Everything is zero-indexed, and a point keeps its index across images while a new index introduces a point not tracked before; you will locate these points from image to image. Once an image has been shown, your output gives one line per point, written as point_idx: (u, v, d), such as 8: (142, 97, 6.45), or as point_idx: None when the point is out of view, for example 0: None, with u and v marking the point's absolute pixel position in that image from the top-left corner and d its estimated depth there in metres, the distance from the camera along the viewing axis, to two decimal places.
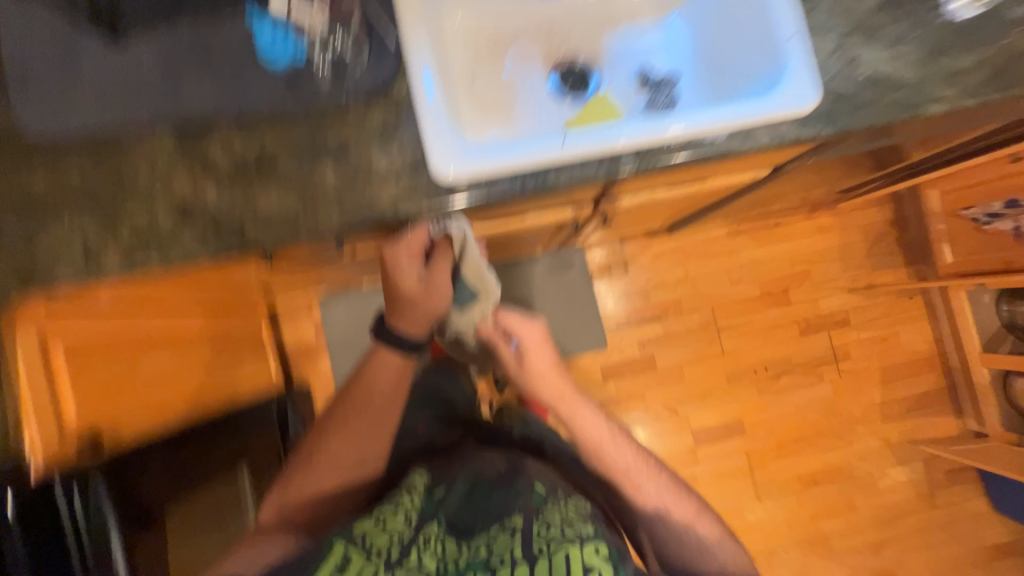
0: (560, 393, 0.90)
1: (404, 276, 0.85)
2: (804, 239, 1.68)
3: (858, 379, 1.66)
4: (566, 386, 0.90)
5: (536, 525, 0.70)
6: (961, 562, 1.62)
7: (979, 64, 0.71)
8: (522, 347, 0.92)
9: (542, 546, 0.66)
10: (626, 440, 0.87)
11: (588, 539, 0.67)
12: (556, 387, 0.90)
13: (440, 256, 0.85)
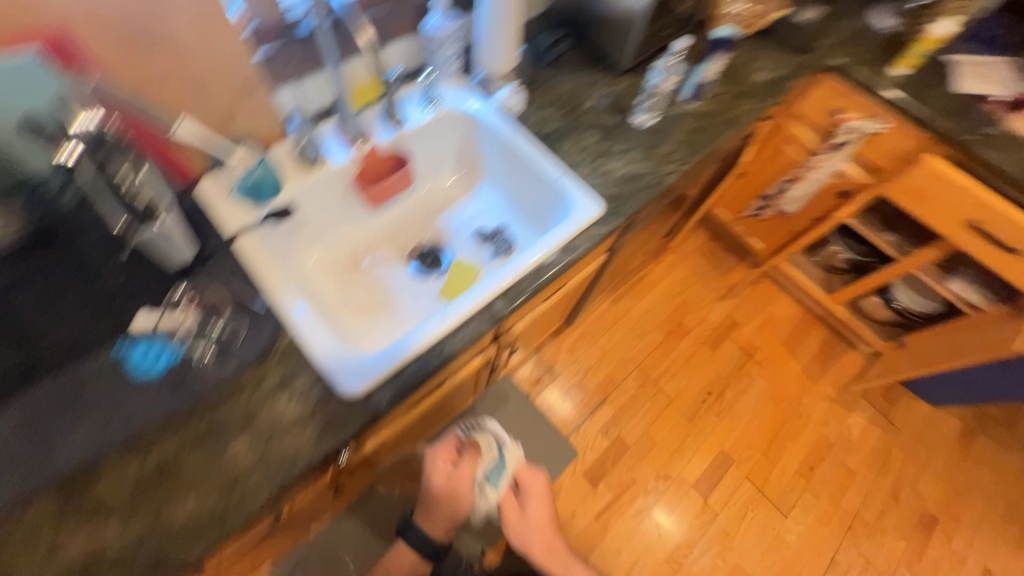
0: (556, 550, 1.04)
1: (435, 473, 1.00)
2: (667, 278, 2.01)
3: (775, 361, 1.90)
4: (560, 543, 1.05)
5: None
6: (953, 465, 1.77)
7: (677, 145, 1.05)
8: (527, 493, 1.06)
9: None
10: None
11: None
12: (551, 543, 1.04)
13: (461, 451, 1.03)
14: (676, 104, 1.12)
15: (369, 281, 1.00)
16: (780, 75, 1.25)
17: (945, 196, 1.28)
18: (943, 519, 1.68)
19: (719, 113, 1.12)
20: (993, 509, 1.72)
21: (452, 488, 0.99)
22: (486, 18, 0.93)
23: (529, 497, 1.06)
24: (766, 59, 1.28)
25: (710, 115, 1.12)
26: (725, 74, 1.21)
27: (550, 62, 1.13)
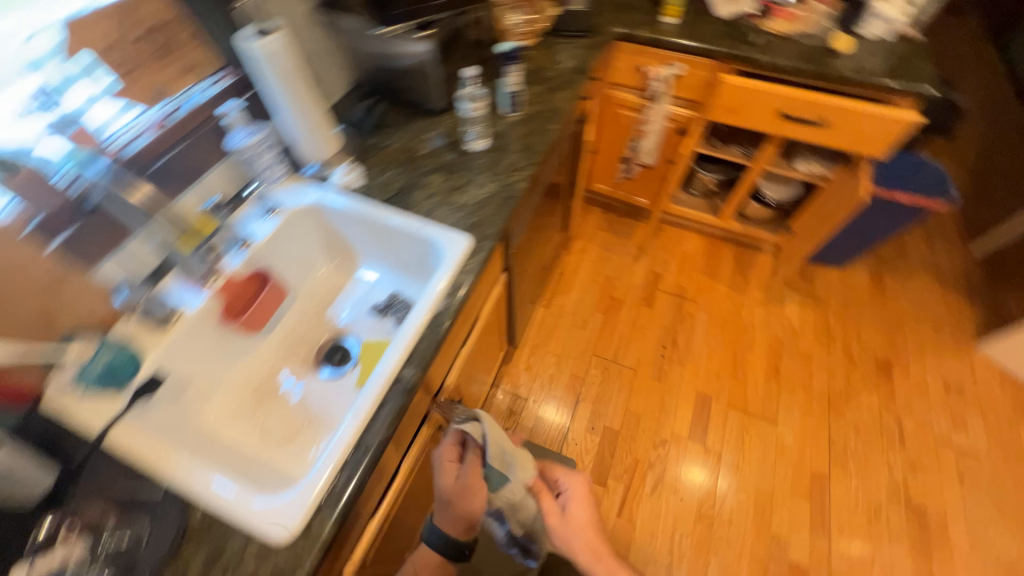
0: (597, 548, 1.01)
1: (444, 478, 0.89)
2: (582, 265, 2.11)
3: (704, 291, 2.03)
4: (602, 544, 1.02)
5: None
6: (877, 311, 1.98)
7: (516, 155, 1.13)
8: (567, 497, 1.06)
9: None
10: None
11: None
12: (592, 539, 1.02)
13: (470, 453, 0.90)
14: (502, 119, 1.20)
15: (286, 404, 0.95)
16: (580, 59, 1.39)
17: (753, 103, 1.46)
18: (893, 359, 1.85)
19: (541, 112, 1.22)
20: (924, 331, 1.93)
21: (465, 491, 0.88)
22: (288, 118, 0.97)
23: (569, 501, 1.06)
24: (563, 51, 1.41)
25: (534, 117, 1.21)
26: (534, 77, 1.33)
27: (375, 128, 1.18)
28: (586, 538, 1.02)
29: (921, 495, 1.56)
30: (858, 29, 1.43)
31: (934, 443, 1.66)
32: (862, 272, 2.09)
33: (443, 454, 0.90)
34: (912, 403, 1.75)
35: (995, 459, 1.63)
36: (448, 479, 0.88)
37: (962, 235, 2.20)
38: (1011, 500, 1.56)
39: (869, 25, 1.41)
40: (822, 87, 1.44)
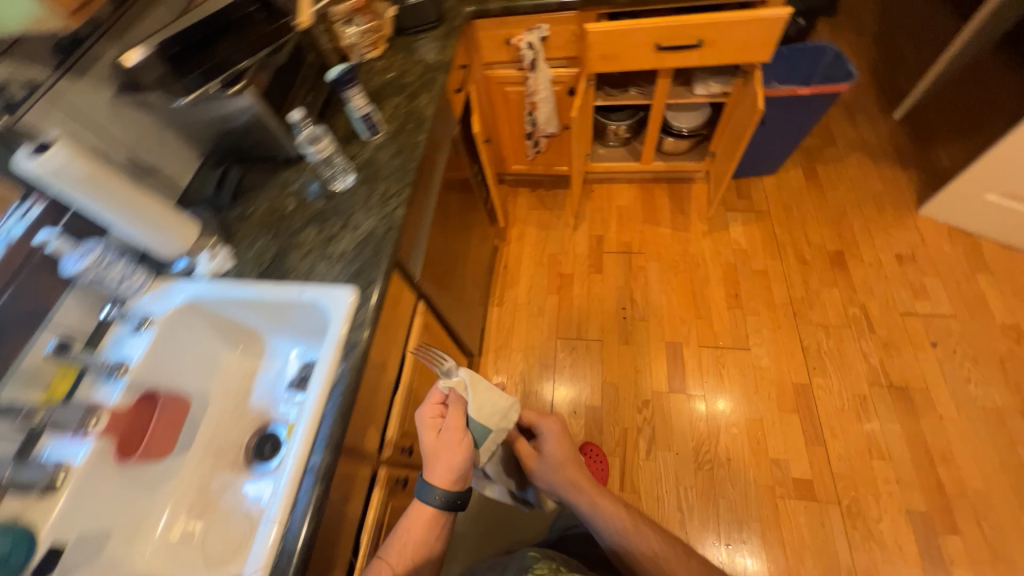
0: (575, 484, 1.01)
1: (428, 434, 0.88)
2: (524, 252, 2.06)
3: (649, 239, 1.99)
4: (583, 478, 1.02)
5: None
6: (819, 205, 1.96)
7: (388, 180, 1.05)
8: (544, 438, 1.06)
9: None
10: (646, 525, 0.98)
11: None
12: (570, 477, 1.02)
13: (453, 409, 0.89)
14: (366, 145, 1.12)
15: (225, 515, 0.89)
16: (436, 54, 1.30)
17: (627, 46, 1.38)
18: (844, 249, 1.84)
19: (406, 126, 1.14)
20: (867, 212, 1.91)
21: (449, 444, 0.87)
22: (113, 220, 0.86)
23: (546, 441, 1.06)
24: (417, 50, 1.32)
25: (400, 133, 1.13)
26: (392, 88, 1.24)
27: (237, 196, 1.09)
28: (564, 480, 1.02)
29: (901, 374, 1.56)
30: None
31: (902, 318, 1.66)
32: (796, 172, 2.06)
33: (425, 410, 0.89)
34: (873, 286, 1.74)
35: (963, 315, 1.63)
36: (432, 435, 0.87)
37: (882, 105, 2.17)
38: (987, 351, 1.56)
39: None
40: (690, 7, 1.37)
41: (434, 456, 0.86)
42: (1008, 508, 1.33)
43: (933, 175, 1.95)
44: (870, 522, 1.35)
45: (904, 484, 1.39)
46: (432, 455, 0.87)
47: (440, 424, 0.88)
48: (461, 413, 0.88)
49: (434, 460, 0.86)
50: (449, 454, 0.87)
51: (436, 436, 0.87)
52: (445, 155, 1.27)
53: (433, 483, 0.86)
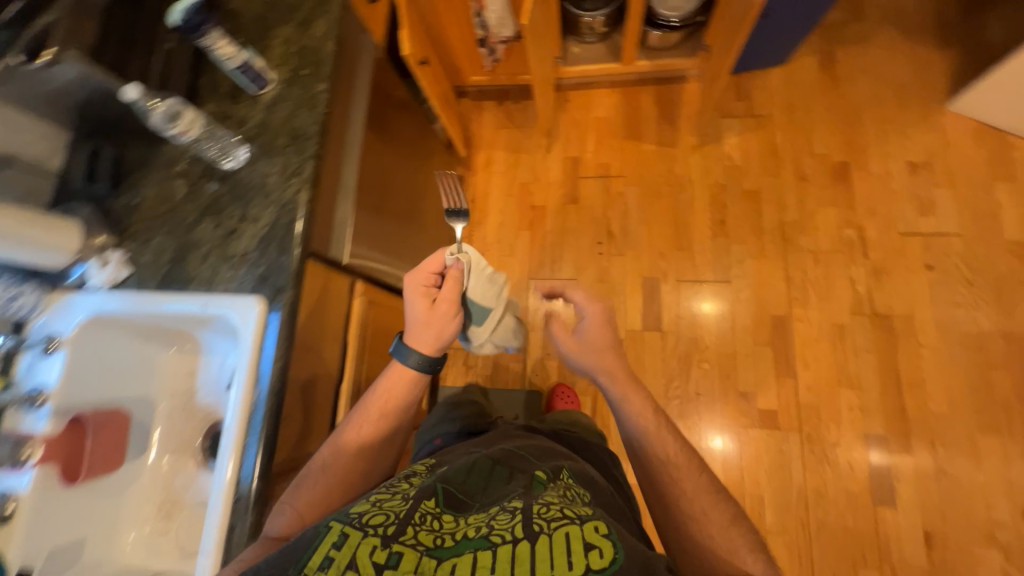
0: (612, 373, 0.93)
1: (419, 302, 0.88)
2: (492, 182, 1.86)
3: (630, 159, 1.77)
4: (620, 368, 0.93)
5: (534, 506, 0.62)
6: (831, 104, 1.67)
7: (284, 152, 0.87)
8: (585, 321, 0.96)
9: (543, 524, 0.58)
10: (670, 431, 0.87)
11: (588, 519, 0.59)
12: (606, 365, 0.94)
13: (449, 285, 0.88)
14: (258, 103, 0.90)
15: (190, 512, 0.94)
16: None
17: None
18: (852, 159, 1.61)
19: (302, 69, 0.90)
20: (887, 110, 1.63)
21: (440, 314, 0.87)
22: None
23: (587, 325, 0.96)
24: None
25: (295, 81, 0.90)
26: (282, 10, 0.96)
27: (119, 180, 0.92)
28: (600, 364, 0.94)
29: (887, 303, 1.48)
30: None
31: (901, 240, 1.52)
32: (811, 60, 1.72)
33: (420, 277, 0.88)
34: (876, 202, 1.56)
35: (970, 233, 1.49)
36: (425, 304, 0.88)
37: None
38: (986, 272, 1.45)
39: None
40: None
41: (425, 320, 0.87)
42: (965, 430, 1.36)
43: (977, 55, 1.61)
44: (827, 446, 1.42)
45: (866, 411, 1.42)
46: (419, 321, 0.87)
47: (433, 295, 0.88)
48: (457, 288, 0.88)
49: (421, 324, 0.87)
50: (436, 322, 0.87)
51: (428, 304, 0.87)
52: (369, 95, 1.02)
53: (410, 342, 0.87)
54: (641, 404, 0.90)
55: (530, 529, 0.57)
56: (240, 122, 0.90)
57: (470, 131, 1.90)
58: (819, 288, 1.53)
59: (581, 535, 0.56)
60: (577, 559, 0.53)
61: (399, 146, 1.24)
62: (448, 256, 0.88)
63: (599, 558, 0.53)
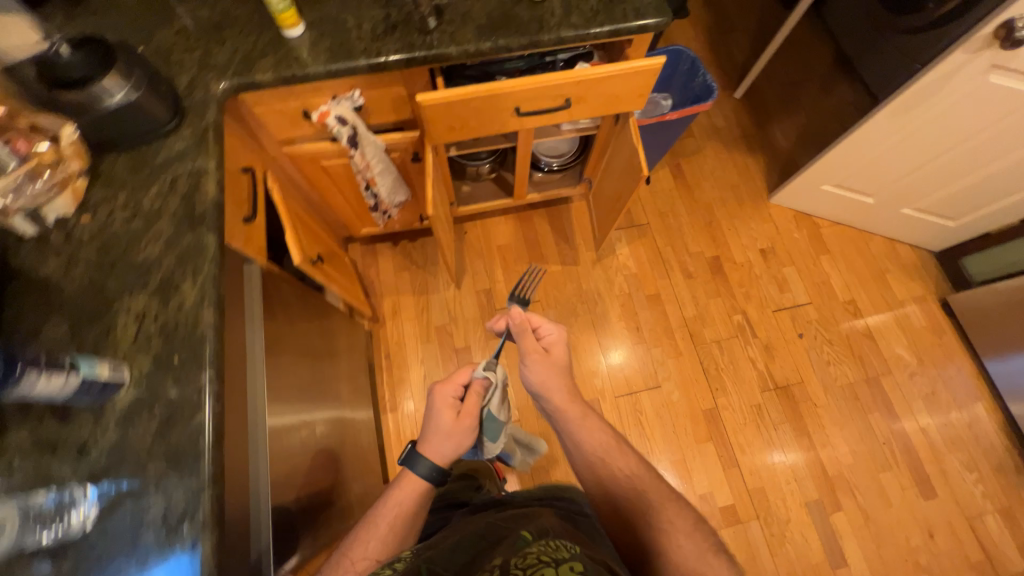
0: (570, 393, 0.94)
1: (444, 415, 0.90)
2: (405, 329, 1.70)
3: (541, 282, 1.80)
4: (575, 392, 0.94)
5: (512, 562, 0.51)
6: (690, 207, 1.95)
7: (160, 482, 0.63)
8: (547, 342, 0.97)
9: (518, 574, 0.48)
10: (629, 448, 0.88)
11: (566, 561, 0.49)
12: (565, 385, 0.94)
13: (472, 400, 0.92)
14: (105, 417, 0.65)
15: None
16: (187, 186, 0.80)
17: (484, 110, 1.03)
18: (719, 252, 1.88)
19: (169, 355, 0.69)
20: (731, 207, 1.96)
21: (463, 430, 0.90)
22: None
23: (552, 344, 0.97)
24: (151, 183, 0.79)
25: (163, 372, 0.68)
26: (125, 272, 0.73)
27: None
28: (559, 390, 0.93)
29: (782, 374, 1.71)
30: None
31: (775, 315, 1.79)
32: (664, 172, 2.00)
33: (448, 390, 0.92)
34: (748, 287, 1.83)
35: (817, 301, 1.82)
36: (450, 417, 0.90)
37: (725, 82, 2.15)
38: (837, 330, 1.78)
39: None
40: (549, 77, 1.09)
41: (451, 433, 0.88)
42: (869, 472, 1.60)
43: (776, 156, 2.04)
44: (782, 524, 1.52)
45: (800, 480, 1.58)
46: (441, 432, 0.89)
47: (458, 407, 0.92)
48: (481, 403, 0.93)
49: (445, 436, 0.88)
50: (459, 435, 0.89)
51: (456, 418, 0.90)
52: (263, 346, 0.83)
53: (427, 452, 0.87)
54: (592, 426, 0.91)
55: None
56: (80, 450, 0.64)
57: (369, 279, 1.74)
58: (731, 373, 1.70)
59: None
60: None
61: (308, 363, 1.04)
62: (478, 372, 0.96)
63: None
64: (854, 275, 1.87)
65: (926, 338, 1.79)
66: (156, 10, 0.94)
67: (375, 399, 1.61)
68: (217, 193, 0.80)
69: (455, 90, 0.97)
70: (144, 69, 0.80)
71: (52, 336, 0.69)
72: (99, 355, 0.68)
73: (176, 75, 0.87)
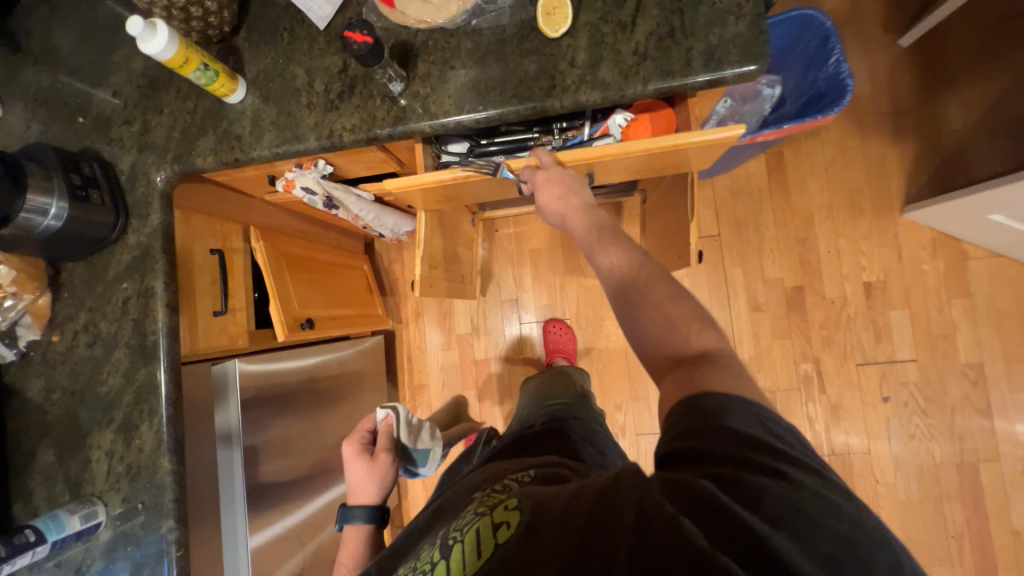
0: (570, 206, 0.74)
1: (355, 459, 0.96)
2: (427, 333, 1.67)
3: (573, 297, 1.61)
4: (580, 204, 0.74)
5: (453, 526, 0.57)
6: (781, 216, 1.52)
7: None
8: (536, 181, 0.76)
9: (458, 534, 0.54)
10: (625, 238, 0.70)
11: (501, 501, 0.56)
12: (566, 206, 0.74)
13: (382, 438, 1.01)
14: (90, 548, 0.72)
15: None
16: (138, 309, 0.74)
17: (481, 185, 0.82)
18: (806, 281, 1.50)
19: (135, 500, 0.72)
20: (840, 220, 1.49)
21: (381, 468, 0.95)
22: None
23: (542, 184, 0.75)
24: (105, 302, 0.75)
25: (133, 514, 0.72)
26: (93, 405, 0.74)
27: None
28: (566, 210, 0.74)
29: (845, 440, 1.45)
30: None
31: (857, 371, 1.46)
32: (757, 164, 1.53)
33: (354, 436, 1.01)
34: (832, 331, 1.48)
35: (923, 358, 1.44)
36: (361, 459, 0.96)
37: (884, 22, 1.47)
38: (939, 400, 1.43)
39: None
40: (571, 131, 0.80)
41: (369, 475, 0.94)
42: (921, 564, 1.40)
43: (933, 148, 1.44)
44: None
45: None
46: (361, 479, 0.94)
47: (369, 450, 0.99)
48: (390, 438, 1.01)
49: (365, 480, 0.94)
50: (379, 473, 0.94)
51: (370, 459, 0.96)
52: (244, 471, 0.88)
53: (355, 503, 0.91)
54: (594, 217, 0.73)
55: (448, 547, 0.52)
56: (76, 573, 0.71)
57: (392, 278, 1.67)
58: None
59: (491, 522, 0.52)
60: (485, 544, 0.50)
61: (305, 430, 1.05)
62: (380, 415, 1.05)
63: (507, 530, 0.51)
64: (993, 331, 1.42)
65: None
66: (94, 56, 0.79)
67: (396, 400, 1.67)
68: (167, 319, 0.74)
69: (452, 174, 0.77)
70: (70, 176, 0.69)
71: (45, 460, 0.75)
72: (81, 489, 0.73)
73: (117, 157, 0.76)
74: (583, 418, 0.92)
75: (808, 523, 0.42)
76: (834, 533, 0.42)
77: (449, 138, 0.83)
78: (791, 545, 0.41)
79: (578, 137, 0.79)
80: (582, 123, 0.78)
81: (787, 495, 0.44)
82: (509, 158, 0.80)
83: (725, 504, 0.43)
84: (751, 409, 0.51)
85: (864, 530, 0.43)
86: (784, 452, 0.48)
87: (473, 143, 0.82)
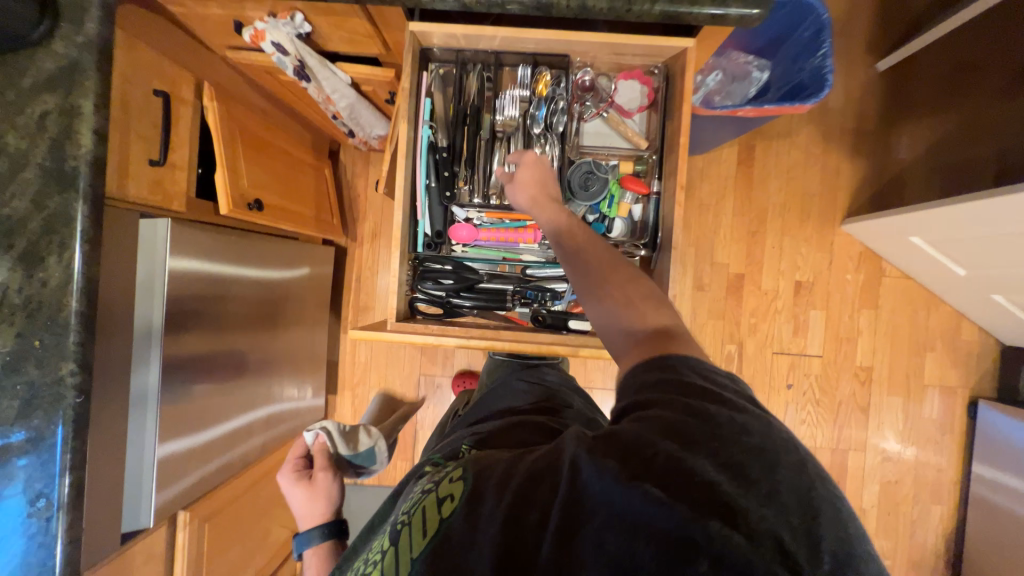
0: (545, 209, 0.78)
1: (296, 488, 0.85)
2: (381, 258, 1.62)
3: None
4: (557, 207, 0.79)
5: (406, 507, 0.58)
6: (740, 206, 1.60)
7: (21, 456, 0.66)
8: (518, 180, 0.82)
9: (407, 514, 0.55)
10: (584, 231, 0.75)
11: (448, 475, 0.58)
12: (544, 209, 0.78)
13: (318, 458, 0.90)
14: None
15: None
16: (58, 128, 0.65)
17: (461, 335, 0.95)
18: (747, 271, 1.61)
19: (34, 338, 0.65)
20: (789, 220, 1.60)
21: (324, 486, 0.85)
22: None
23: (523, 184, 0.82)
24: (18, 113, 0.65)
25: (28, 353, 0.65)
26: None
27: None
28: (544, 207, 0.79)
29: None
30: (607, 234, 0.97)
31: (772, 358, 1.62)
32: (730, 153, 1.59)
33: (287, 466, 0.88)
34: (760, 319, 1.61)
35: (827, 356, 1.62)
36: (302, 485, 0.85)
37: (871, 43, 1.55)
38: (831, 395, 1.62)
39: (633, 245, 0.96)
40: (550, 301, 0.98)
41: (312, 496, 0.84)
42: None
43: (882, 172, 1.58)
44: None
45: None
46: (303, 503, 0.84)
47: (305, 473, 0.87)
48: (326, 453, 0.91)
49: (308, 502, 0.83)
50: (323, 491, 0.85)
51: (310, 480, 0.86)
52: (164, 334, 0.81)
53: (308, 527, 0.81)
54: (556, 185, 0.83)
55: (398, 533, 0.53)
56: None
57: (353, 193, 1.58)
58: None
59: (433, 499, 0.54)
60: (430, 519, 0.52)
61: (240, 318, 1.01)
62: (310, 436, 0.94)
63: (450, 502, 0.52)
64: (888, 343, 1.61)
65: (925, 432, 1.62)
66: None
67: (337, 318, 1.62)
68: (94, 147, 0.66)
69: (436, 336, 0.90)
70: None
71: None
72: None
73: None
74: (558, 388, 0.94)
75: (728, 444, 0.46)
76: (745, 448, 0.46)
77: (430, 278, 0.97)
78: (709, 468, 0.45)
79: (559, 300, 0.98)
80: (564, 289, 0.98)
81: (703, 420, 0.48)
82: (483, 311, 0.98)
83: (644, 436, 0.48)
84: (690, 362, 0.56)
85: (778, 438, 0.48)
86: (720, 396, 0.52)
87: (452, 290, 0.97)
